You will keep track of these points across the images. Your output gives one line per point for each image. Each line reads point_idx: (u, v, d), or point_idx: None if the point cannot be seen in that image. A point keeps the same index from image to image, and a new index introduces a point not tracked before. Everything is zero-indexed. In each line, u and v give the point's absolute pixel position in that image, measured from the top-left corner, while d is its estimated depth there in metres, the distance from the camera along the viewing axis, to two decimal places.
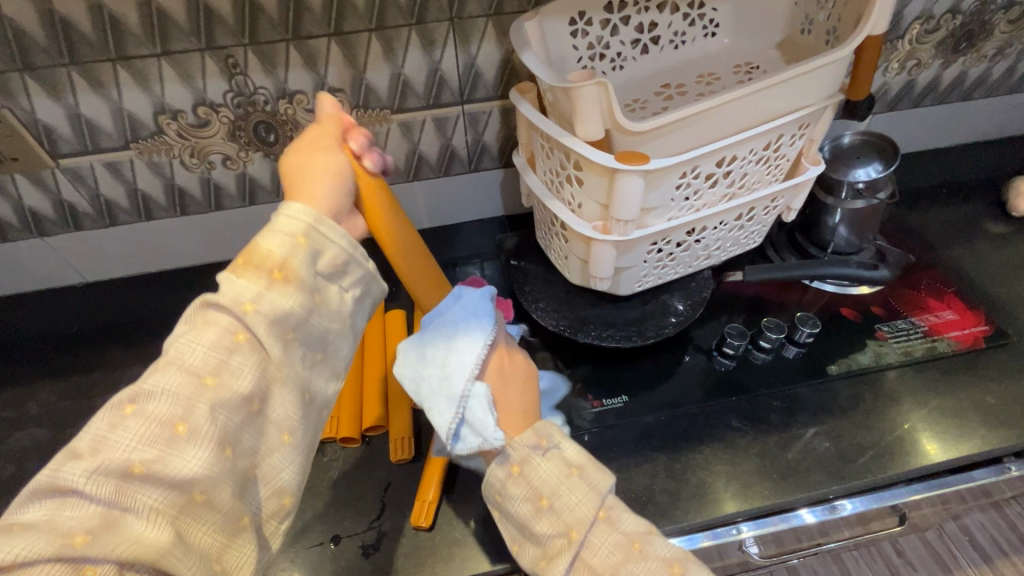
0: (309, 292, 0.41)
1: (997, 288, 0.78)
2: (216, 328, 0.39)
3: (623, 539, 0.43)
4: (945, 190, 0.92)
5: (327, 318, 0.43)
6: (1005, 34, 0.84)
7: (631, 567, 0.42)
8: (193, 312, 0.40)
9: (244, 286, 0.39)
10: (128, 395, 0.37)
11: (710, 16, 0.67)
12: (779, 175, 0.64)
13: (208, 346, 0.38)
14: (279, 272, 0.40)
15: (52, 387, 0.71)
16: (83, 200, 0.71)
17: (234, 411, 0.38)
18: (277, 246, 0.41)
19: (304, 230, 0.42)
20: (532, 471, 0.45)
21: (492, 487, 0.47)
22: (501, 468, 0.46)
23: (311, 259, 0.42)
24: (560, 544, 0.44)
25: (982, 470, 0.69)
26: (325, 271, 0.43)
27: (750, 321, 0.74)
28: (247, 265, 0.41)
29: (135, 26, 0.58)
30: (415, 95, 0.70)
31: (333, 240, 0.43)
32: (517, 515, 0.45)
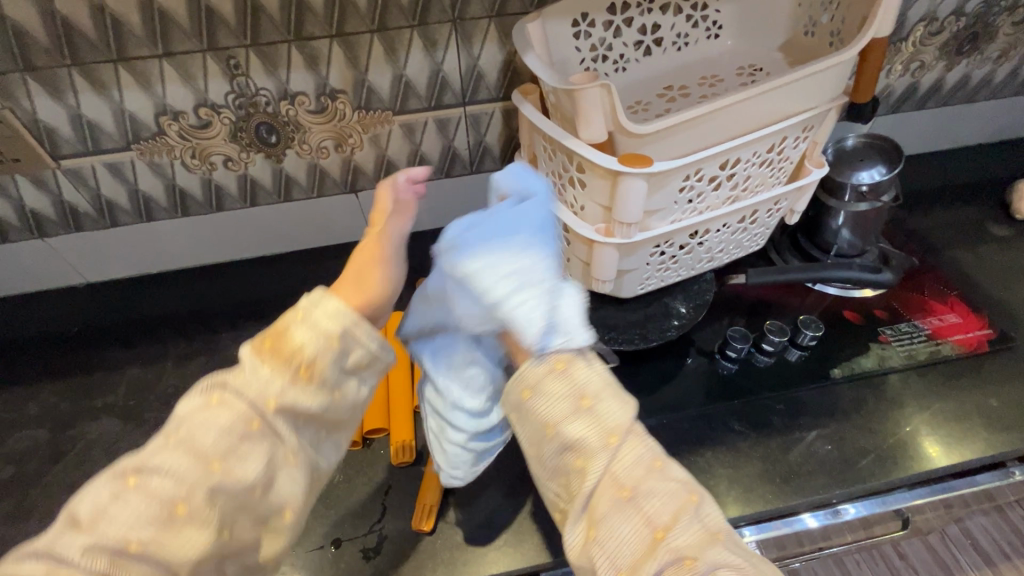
0: (328, 390, 0.40)
1: (1001, 291, 0.78)
2: (231, 413, 0.38)
3: (648, 455, 0.41)
4: (948, 192, 0.91)
5: (341, 410, 0.42)
6: (1009, 36, 0.84)
7: (652, 484, 0.40)
8: (209, 387, 0.40)
9: (269, 377, 0.39)
10: (133, 466, 0.38)
11: (713, 18, 0.67)
12: (782, 178, 0.64)
13: (219, 432, 0.38)
14: (303, 369, 0.39)
15: (52, 387, 0.71)
16: (83, 201, 0.71)
17: (236, 497, 0.38)
18: (309, 342, 0.39)
19: (339, 332, 0.40)
20: (577, 372, 0.42)
21: (524, 381, 0.43)
22: (545, 363, 0.42)
23: (338, 358, 0.40)
24: (590, 447, 0.41)
25: (985, 474, 0.69)
26: (351, 368, 0.41)
27: (752, 324, 0.74)
28: (274, 352, 0.40)
29: (137, 26, 0.57)
30: (417, 97, 0.70)
31: (366, 343, 0.41)
32: (548, 411, 0.42)
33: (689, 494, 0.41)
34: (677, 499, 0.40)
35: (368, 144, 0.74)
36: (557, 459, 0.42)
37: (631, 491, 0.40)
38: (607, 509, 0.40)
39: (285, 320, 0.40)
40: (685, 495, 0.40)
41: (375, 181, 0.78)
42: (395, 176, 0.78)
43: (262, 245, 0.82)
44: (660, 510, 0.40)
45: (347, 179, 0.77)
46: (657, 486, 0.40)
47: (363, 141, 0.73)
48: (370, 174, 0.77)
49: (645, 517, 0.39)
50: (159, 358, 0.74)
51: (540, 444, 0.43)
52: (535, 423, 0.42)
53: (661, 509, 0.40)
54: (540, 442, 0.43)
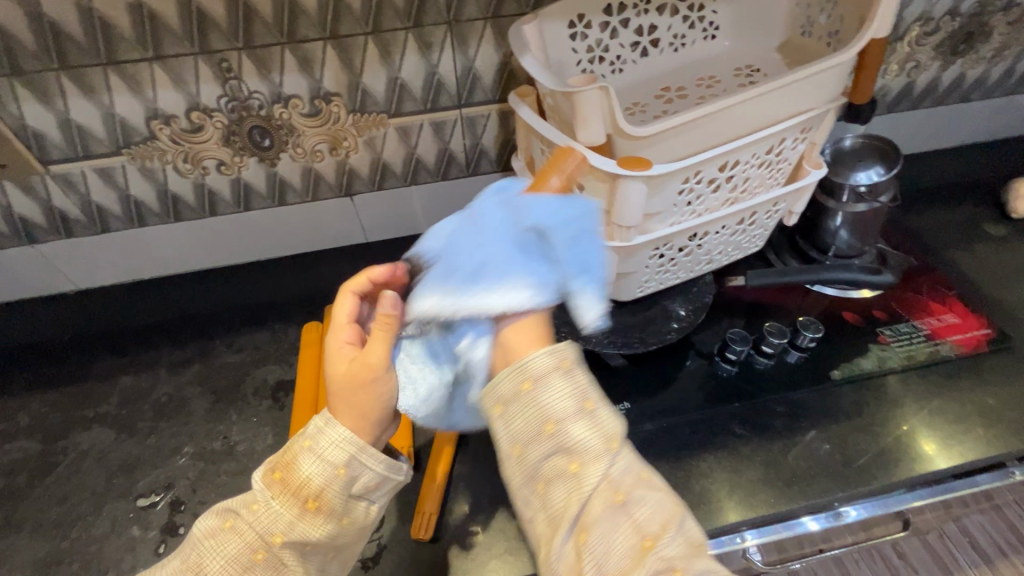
0: (336, 520, 0.41)
1: (999, 291, 0.78)
2: (239, 542, 0.40)
3: (640, 466, 0.41)
4: (944, 192, 0.92)
5: (351, 534, 0.43)
6: (1004, 35, 0.84)
7: (645, 492, 0.40)
8: (223, 512, 0.42)
9: (276, 511, 0.40)
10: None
11: (710, 19, 0.67)
12: (780, 179, 0.64)
13: (225, 561, 0.40)
14: (311, 500, 0.40)
15: (43, 398, 0.70)
16: (73, 206, 0.70)
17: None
18: (315, 474, 0.40)
19: (346, 460, 0.41)
20: (580, 373, 0.42)
21: (535, 368, 0.42)
22: (553, 359, 0.42)
23: (344, 487, 0.41)
24: (589, 449, 0.40)
25: (986, 475, 0.68)
26: (358, 493, 0.42)
27: (751, 326, 0.74)
28: (282, 483, 0.41)
29: (126, 28, 0.56)
30: (411, 100, 0.70)
31: (373, 467, 0.42)
32: (552, 404, 0.41)
33: (678, 506, 0.40)
34: (667, 508, 0.40)
35: (363, 147, 0.73)
36: (547, 459, 0.40)
37: (625, 497, 0.39)
38: (600, 513, 0.38)
39: (296, 450, 0.42)
40: (673, 506, 0.40)
41: (370, 185, 0.78)
42: (390, 180, 0.77)
43: (256, 249, 0.81)
44: (650, 520, 0.39)
45: (342, 182, 0.76)
46: (650, 494, 0.40)
47: (358, 144, 0.72)
48: (365, 177, 0.76)
49: (635, 524, 0.38)
50: (152, 367, 0.73)
51: (530, 442, 0.41)
52: (532, 417, 0.41)
53: (652, 517, 0.39)
54: (532, 439, 0.41)
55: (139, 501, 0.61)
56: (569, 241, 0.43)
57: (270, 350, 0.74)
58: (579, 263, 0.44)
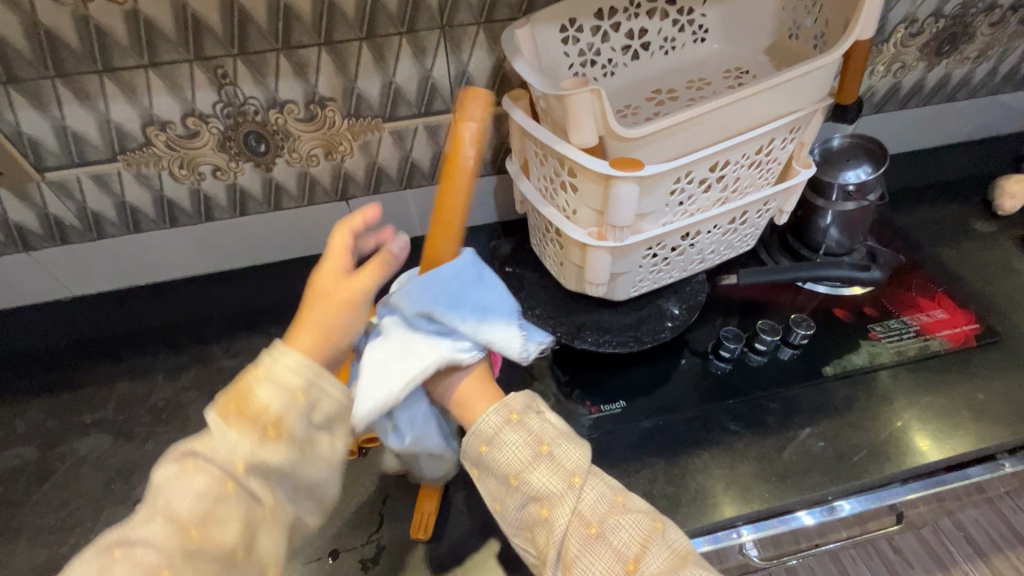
0: (299, 448, 0.39)
1: (986, 286, 0.79)
2: (205, 477, 0.37)
3: (608, 492, 0.44)
4: (932, 190, 0.93)
5: (319, 468, 0.41)
6: (987, 36, 0.85)
7: (617, 519, 0.42)
8: (179, 454, 0.38)
9: (235, 442, 0.38)
10: (112, 540, 0.36)
11: (699, 22, 0.68)
12: (770, 179, 0.65)
13: (195, 495, 0.37)
14: (272, 428, 0.38)
15: (39, 405, 0.70)
16: (69, 213, 0.70)
17: (217, 563, 0.36)
18: (274, 399, 0.39)
19: (304, 385, 0.40)
20: (531, 423, 0.46)
21: (485, 431, 0.46)
22: (501, 413, 0.46)
23: (307, 414, 0.40)
24: (553, 492, 0.43)
25: (977, 467, 0.70)
26: (320, 423, 0.41)
27: (745, 324, 0.75)
28: (238, 414, 0.38)
29: (121, 35, 0.57)
30: (406, 104, 0.70)
31: (333, 395, 0.41)
32: (510, 460, 0.45)
33: (653, 521, 0.43)
34: (643, 528, 0.42)
35: (358, 151, 0.73)
36: (523, 509, 0.45)
37: (598, 527, 0.42)
38: (578, 549, 0.41)
39: (246, 380, 0.40)
40: (650, 524, 0.43)
41: (366, 189, 0.78)
42: (386, 184, 0.78)
43: (251, 254, 0.81)
44: (628, 543, 0.42)
45: (338, 186, 0.77)
46: (622, 519, 0.42)
47: (353, 148, 0.73)
48: (361, 181, 0.77)
49: (614, 551, 0.41)
50: (148, 372, 0.73)
51: (505, 498, 0.45)
52: (499, 476, 0.45)
53: (629, 540, 0.42)
54: (505, 495, 0.45)
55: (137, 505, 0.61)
56: (458, 302, 0.46)
57: None
58: (479, 312, 0.46)
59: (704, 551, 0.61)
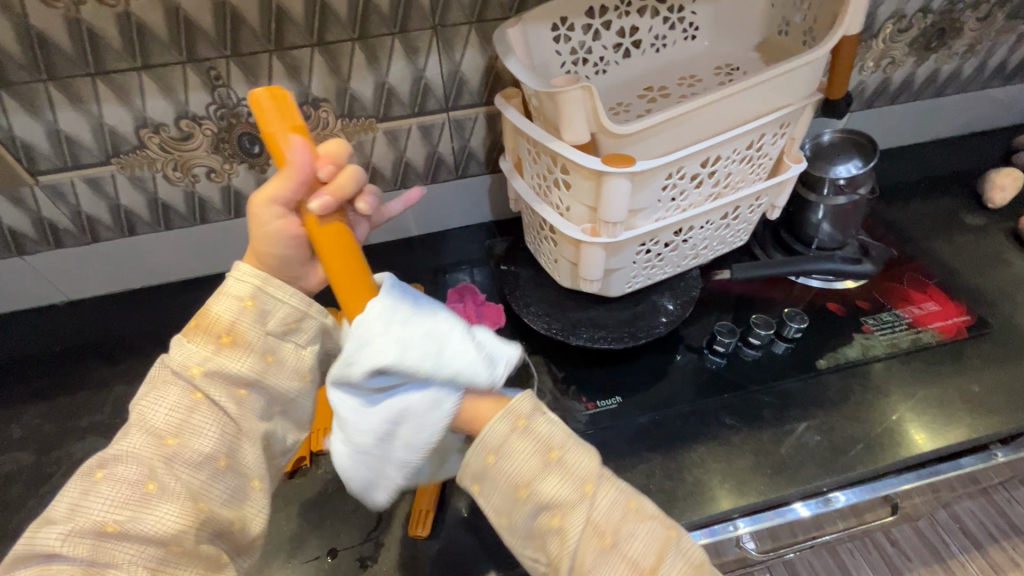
0: (259, 354, 0.45)
1: (978, 279, 0.80)
2: (175, 390, 0.44)
3: (623, 498, 0.41)
4: (923, 184, 0.94)
5: (284, 375, 0.46)
6: (974, 31, 0.86)
7: (632, 527, 0.41)
8: (155, 374, 0.46)
9: (195, 351, 0.45)
10: (100, 461, 0.43)
11: (690, 19, 0.68)
12: (762, 174, 0.65)
13: (168, 408, 0.44)
14: (226, 337, 0.45)
15: (35, 409, 0.70)
16: (64, 217, 0.70)
17: (197, 468, 0.43)
18: (225, 310, 0.45)
19: (251, 292, 0.45)
20: (540, 427, 0.41)
21: (486, 444, 0.41)
22: (507, 421, 0.41)
23: (258, 320, 0.45)
24: (566, 502, 0.40)
25: (970, 457, 0.70)
26: (278, 330, 0.46)
27: (739, 319, 0.75)
28: (197, 328, 0.45)
29: (114, 38, 0.57)
30: (399, 104, 0.71)
31: (281, 300, 0.46)
32: (519, 471, 0.40)
33: (667, 529, 0.42)
34: (659, 537, 0.41)
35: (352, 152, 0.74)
36: (533, 519, 0.41)
37: (613, 537, 0.40)
38: (593, 563, 0.39)
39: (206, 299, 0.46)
40: (664, 533, 0.42)
41: None
42: (381, 184, 0.78)
43: (247, 254, 0.81)
44: (643, 553, 0.40)
45: None
46: (638, 528, 0.41)
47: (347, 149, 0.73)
48: None
49: (630, 562, 0.40)
50: (145, 375, 0.73)
51: (512, 510, 0.41)
52: (503, 487, 0.41)
53: (644, 551, 0.40)
54: (512, 507, 0.41)
55: None
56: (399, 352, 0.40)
57: None
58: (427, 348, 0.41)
59: (701, 544, 0.61)
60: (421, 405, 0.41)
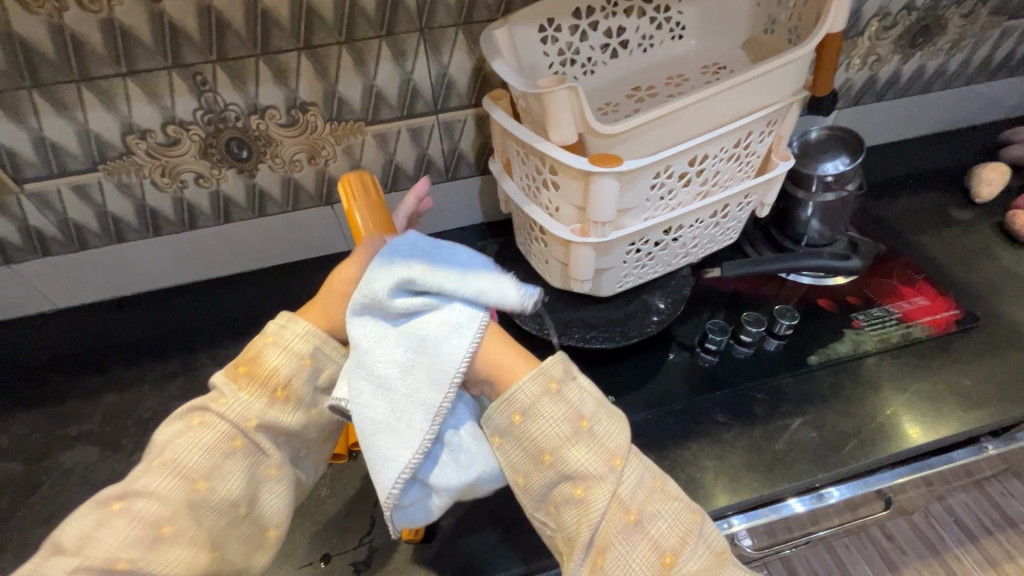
0: (305, 409, 0.47)
1: (966, 273, 0.81)
2: (214, 433, 0.43)
3: (648, 478, 0.44)
4: (911, 180, 0.95)
5: (317, 425, 0.48)
6: (958, 28, 0.87)
7: (656, 506, 0.43)
8: (188, 413, 0.45)
9: (247, 401, 0.45)
10: (115, 492, 0.41)
11: (676, 19, 0.69)
12: (749, 172, 0.66)
13: (204, 450, 0.43)
14: (280, 390, 0.45)
15: (24, 419, 0.69)
16: (50, 225, 0.70)
17: (222, 514, 0.42)
18: (284, 363, 0.46)
19: (310, 351, 0.47)
20: (570, 394, 0.43)
21: (517, 400, 0.43)
22: (539, 383, 0.43)
23: (312, 377, 0.47)
24: (592, 474, 0.42)
25: (962, 450, 0.71)
26: (323, 385, 0.48)
27: (731, 317, 0.75)
28: (249, 377, 0.45)
29: (98, 44, 0.57)
30: (388, 106, 0.70)
31: (334, 359, 0.48)
32: (546, 436, 0.43)
33: (692, 515, 0.44)
34: (683, 521, 0.43)
35: (341, 156, 0.74)
36: (555, 485, 0.43)
37: (637, 514, 0.42)
38: (616, 534, 0.41)
39: (257, 348, 0.46)
40: (689, 517, 0.43)
41: None
42: None
43: (240, 261, 0.81)
44: (666, 534, 0.42)
45: (322, 191, 0.77)
46: (661, 509, 0.43)
47: (336, 152, 0.73)
48: None
49: (652, 540, 0.42)
50: (135, 383, 0.72)
51: (534, 471, 0.43)
52: (530, 448, 0.43)
53: (667, 531, 0.42)
54: (535, 469, 0.43)
55: None
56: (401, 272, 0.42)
57: None
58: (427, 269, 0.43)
59: None
60: (438, 326, 0.43)
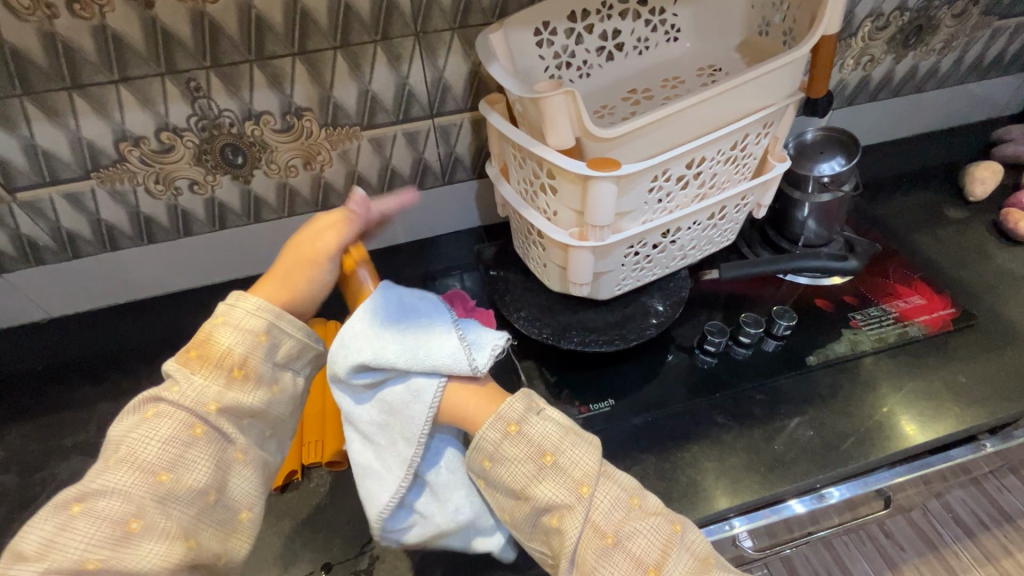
0: (266, 386, 0.46)
1: (961, 271, 0.81)
2: (171, 422, 0.43)
3: (622, 496, 0.44)
4: (905, 179, 0.95)
5: (283, 404, 0.48)
6: (950, 28, 0.87)
7: (634, 525, 0.43)
8: (142, 405, 0.44)
9: (203, 386, 0.44)
10: (74, 493, 0.40)
11: (671, 22, 0.69)
12: (746, 174, 0.66)
13: (162, 439, 0.42)
14: (237, 369, 0.45)
15: (18, 430, 0.68)
16: (43, 233, 0.69)
17: (190, 502, 0.42)
18: (237, 343, 0.45)
19: (264, 327, 0.47)
20: (531, 430, 0.45)
21: (482, 449, 0.45)
22: (497, 427, 0.45)
23: (269, 352, 0.47)
24: (562, 504, 0.43)
25: (960, 448, 0.71)
26: (283, 361, 0.48)
27: (729, 318, 0.75)
28: (201, 360, 0.45)
29: (90, 51, 0.56)
30: (383, 111, 0.70)
31: (291, 334, 0.48)
32: (514, 476, 0.44)
33: (671, 526, 0.43)
34: (663, 533, 0.43)
35: (337, 161, 0.73)
36: (534, 518, 0.44)
37: (615, 536, 0.42)
38: (595, 559, 0.41)
39: (206, 329, 0.46)
40: (670, 529, 0.43)
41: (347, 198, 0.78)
42: (366, 191, 0.78)
43: (235, 268, 0.81)
44: (648, 549, 0.42)
45: (318, 197, 0.77)
46: (639, 525, 0.43)
47: (331, 157, 0.73)
48: (341, 190, 0.77)
49: (634, 558, 0.41)
50: (130, 392, 0.71)
51: (514, 509, 0.45)
52: (505, 489, 0.45)
53: (649, 547, 0.42)
54: (514, 506, 0.45)
55: None
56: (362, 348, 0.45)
57: None
58: (387, 343, 0.45)
59: None
60: (402, 394, 0.46)
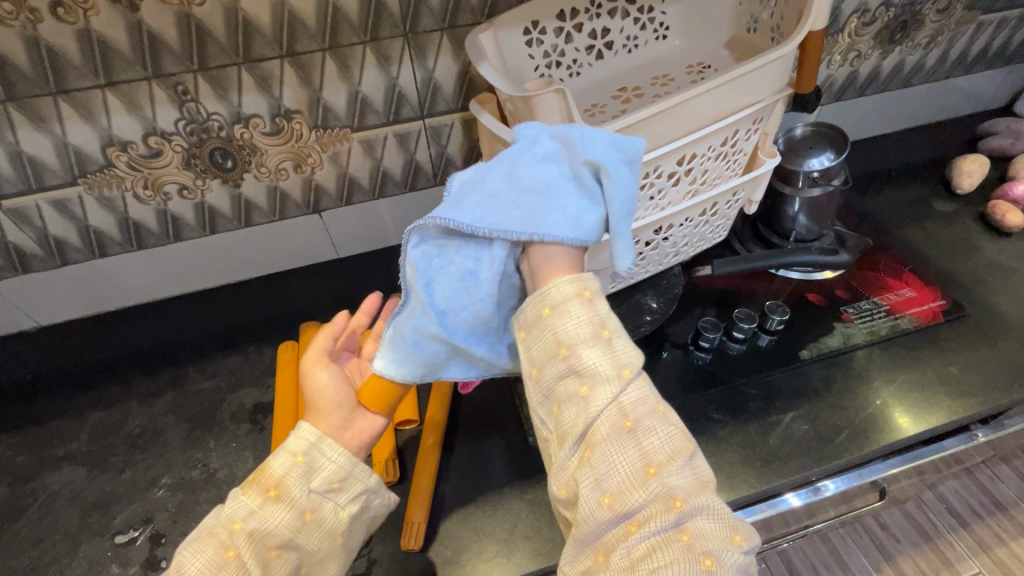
0: (298, 511, 0.45)
1: (950, 264, 0.82)
2: (213, 541, 0.43)
3: (654, 399, 0.41)
4: (894, 173, 0.96)
5: (317, 537, 0.46)
6: (936, 23, 0.88)
7: (653, 423, 0.40)
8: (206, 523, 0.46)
9: (243, 503, 0.45)
10: None
11: (660, 19, 0.69)
12: (738, 170, 0.66)
13: (202, 561, 0.43)
14: (273, 491, 0.45)
15: (6, 441, 0.67)
16: (30, 241, 0.68)
17: None
18: (277, 464, 0.47)
19: (304, 448, 0.48)
20: (601, 304, 0.43)
21: (551, 292, 0.43)
22: (575, 287, 0.43)
23: (304, 477, 0.47)
24: (600, 374, 0.41)
25: (952, 439, 0.72)
26: (320, 488, 0.47)
27: (722, 314, 0.76)
28: (252, 481, 0.46)
29: (74, 55, 0.55)
30: (374, 113, 0.70)
31: (331, 459, 0.48)
32: (568, 331, 0.42)
33: (688, 441, 0.40)
34: (675, 443, 0.40)
35: (328, 163, 0.73)
36: (561, 380, 0.42)
37: (634, 422, 0.40)
38: (607, 434, 0.39)
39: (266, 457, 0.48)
40: (683, 441, 0.40)
41: (338, 201, 0.78)
42: (358, 194, 0.78)
43: (228, 272, 0.80)
44: (657, 448, 0.39)
45: (310, 199, 0.76)
46: (658, 425, 0.40)
47: (322, 160, 0.72)
48: (333, 192, 0.76)
49: (641, 450, 0.39)
50: (123, 400, 0.71)
51: (546, 364, 0.42)
52: (548, 341, 0.42)
53: (660, 447, 0.39)
54: (547, 361, 0.42)
55: (117, 538, 0.59)
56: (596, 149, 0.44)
57: (244, 373, 0.73)
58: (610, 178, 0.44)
59: None
60: (573, 218, 0.43)
